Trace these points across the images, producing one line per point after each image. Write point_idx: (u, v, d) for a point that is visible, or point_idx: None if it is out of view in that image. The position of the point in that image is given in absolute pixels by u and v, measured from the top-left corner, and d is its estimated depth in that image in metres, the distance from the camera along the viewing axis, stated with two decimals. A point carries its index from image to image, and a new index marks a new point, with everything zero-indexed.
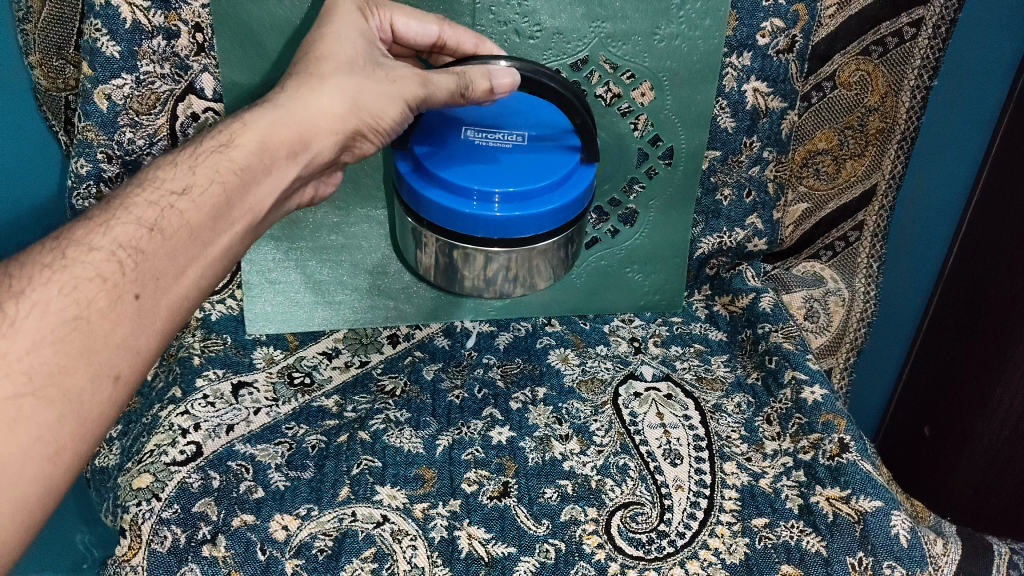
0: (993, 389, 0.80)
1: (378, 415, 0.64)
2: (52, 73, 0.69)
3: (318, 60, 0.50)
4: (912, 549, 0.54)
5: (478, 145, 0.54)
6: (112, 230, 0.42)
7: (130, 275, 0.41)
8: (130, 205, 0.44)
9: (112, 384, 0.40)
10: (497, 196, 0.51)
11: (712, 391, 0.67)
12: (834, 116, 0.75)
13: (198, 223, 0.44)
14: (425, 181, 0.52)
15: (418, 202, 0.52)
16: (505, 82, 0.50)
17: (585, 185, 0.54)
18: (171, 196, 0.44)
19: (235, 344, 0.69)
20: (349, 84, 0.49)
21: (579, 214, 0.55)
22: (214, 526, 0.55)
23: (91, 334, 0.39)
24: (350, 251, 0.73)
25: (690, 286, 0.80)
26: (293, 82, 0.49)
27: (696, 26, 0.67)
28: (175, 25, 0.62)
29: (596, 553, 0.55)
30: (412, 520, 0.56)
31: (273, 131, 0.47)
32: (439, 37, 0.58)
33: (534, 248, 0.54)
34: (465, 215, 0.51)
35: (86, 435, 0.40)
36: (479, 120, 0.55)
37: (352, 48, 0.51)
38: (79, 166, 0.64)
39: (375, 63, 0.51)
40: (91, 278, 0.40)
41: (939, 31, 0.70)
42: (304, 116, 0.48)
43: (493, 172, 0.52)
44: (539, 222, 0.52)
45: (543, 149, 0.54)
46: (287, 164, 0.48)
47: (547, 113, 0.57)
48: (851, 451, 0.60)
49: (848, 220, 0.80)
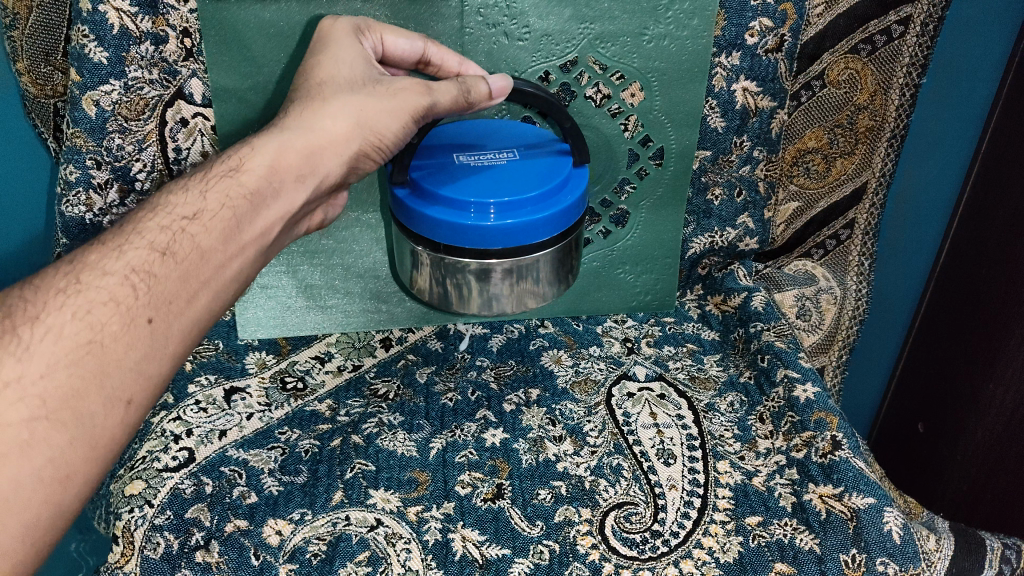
0: (985, 385, 0.80)
1: (371, 419, 0.64)
2: (40, 80, 0.69)
3: (319, 84, 0.51)
4: (904, 544, 0.54)
5: (474, 164, 0.56)
6: (126, 254, 0.43)
7: (143, 299, 0.42)
8: (142, 229, 0.44)
9: (124, 408, 0.40)
10: (516, 202, 0.52)
11: (705, 390, 0.68)
12: (824, 115, 0.75)
13: (209, 246, 0.45)
14: (425, 202, 0.53)
15: (435, 226, 0.53)
16: (501, 86, 0.54)
17: (586, 182, 0.56)
18: (182, 220, 0.45)
19: (227, 349, 0.70)
20: (353, 103, 0.50)
21: (577, 220, 0.56)
22: (207, 531, 0.54)
23: (105, 357, 0.40)
24: (341, 254, 0.71)
25: (682, 286, 0.81)
26: (297, 105, 0.50)
27: (685, 25, 0.66)
28: (163, 30, 0.61)
29: (591, 554, 0.54)
30: (405, 523, 0.56)
31: (281, 154, 0.48)
32: (425, 54, 0.59)
33: (532, 257, 0.55)
34: (486, 228, 0.52)
35: (97, 458, 0.40)
36: (468, 147, 0.57)
37: (351, 70, 0.52)
38: (68, 173, 0.64)
39: (374, 80, 0.52)
40: (105, 301, 0.41)
41: (927, 28, 0.71)
42: (311, 137, 0.49)
43: (501, 184, 0.53)
44: (538, 226, 0.53)
45: (540, 156, 0.57)
46: (295, 187, 0.49)
47: (531, 134, 0.59)
48: (843, 449, 0.60)
49: (838, 219, 0.81)
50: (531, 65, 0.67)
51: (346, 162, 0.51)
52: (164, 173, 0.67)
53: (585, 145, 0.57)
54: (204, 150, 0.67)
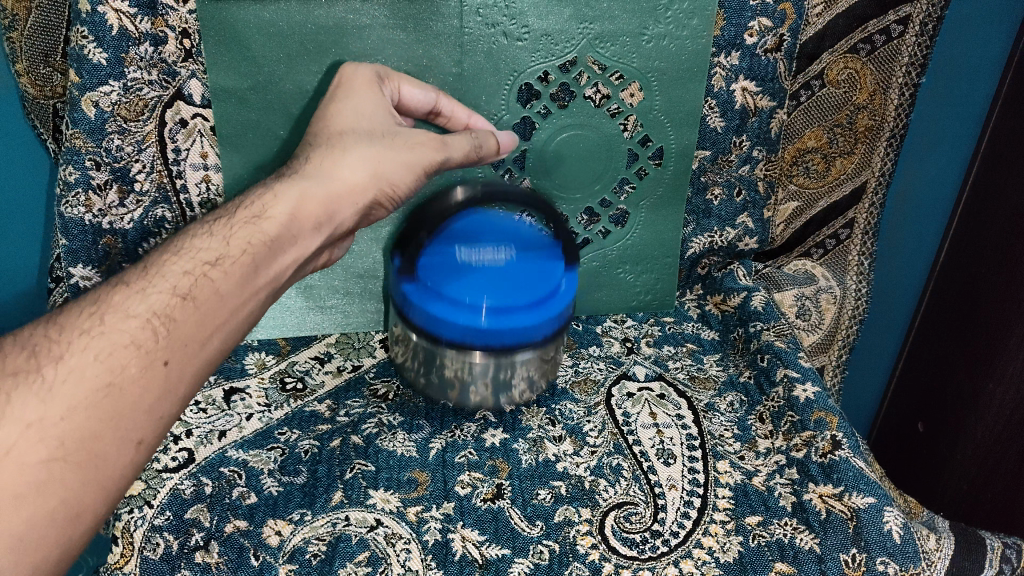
0: (985, 384, 0.80)
1: (371, 419, 0.64)
2: (40, 81, 0.69)
3: (339, 134, 0.53)
4: (904, 544, 0.54)
5: (471, 254, 0.60)
6: (148, 297, 0.42)
7: (163, 341, 0.41)
8: (165, 272, 0.44)
9: (135, 450, 0.40)
10: (509, 311, 0.58)
11: (704, 390, 0.68)
12: (824, 115, 0.75)
13: (226, 290, 0.45)
14: (426, 296, 0.59)
15: (433, 322, 0.59)
16: (508, 141, 0.66)
17: (573, 281, 0.62)
18: (204, 265, 0.45)
19: (227, 349, 0.70)
20: (372, 154, 0.52)
21: (563, 317, 0.62)
22: (207, 532, 0.54)
23: (124, 399, 0.39)
24: (340, 255, 0.71)
25: (682, 286, 0.81)
26: (317, 152, 0.52)
27: (683, 25, 0.66)
28: (162, 31, 0.61)
29: (590, 554, 0.54)
30: (405, 523, 0.56)
31: (302, 202, 0.49)
32: (437, 105, 0.63)
33: (519, 356, 0.61)
34: (482, 327, 0.58)
35: (105, 498, 0.39)
36: (470, 233, 0.62)
37: (368, 122, 0.54)
38: (68, 174, 0.64)
39: (391, 132, 0.55)
40: (126, 344, 0.40)
41: (927, 28, 0.71)
42: (335, 188, 0.51)
43: (496, 282, 0.58)
44: (527, 335, 0.59)
45: (534, 250, 0.62)
46: (312, 234, 0.50)
47: (525, 225, 0.64)
48: (843, 448, 0.60)
49: (837, 218, 0.81)
50: (530, 65, 0.67)
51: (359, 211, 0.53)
52: (163, 174, 0.67)
53: (574, 247, 0.63)
54: (204, 151, 0.67)
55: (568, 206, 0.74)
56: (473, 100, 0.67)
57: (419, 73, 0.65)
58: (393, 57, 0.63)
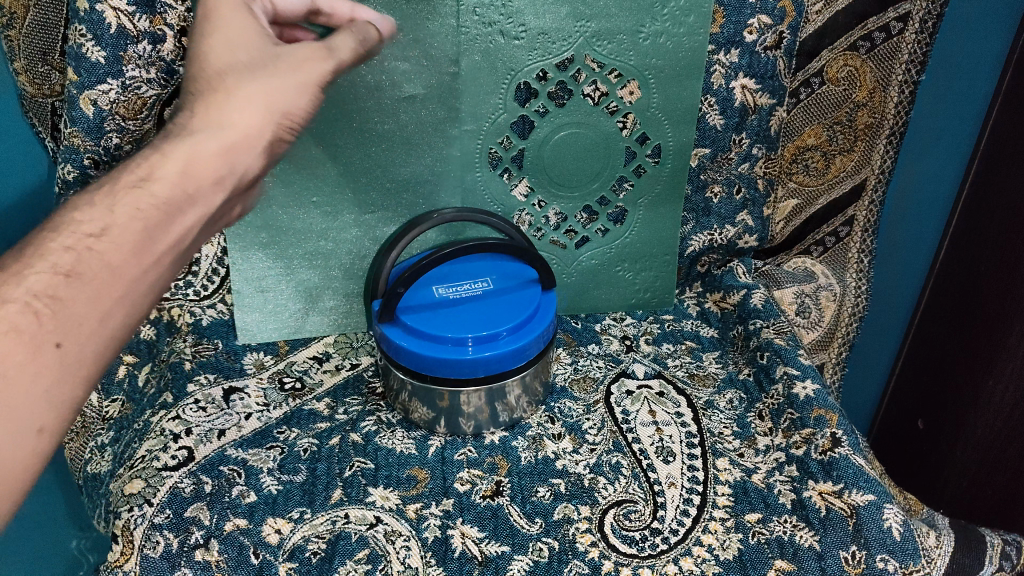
0: (985, 381, 0.80)
1: (369, 417, 0.64)
2: (38, 80, 0.68)
3: (218, 73, 0.51)
4: (905, 542, 0.54)
5: (453, 298, 0.62)
6: (26, 279, 0.41)
7: (48, 325, 0.41)
8: (46, 251, 0.43)
9: (36, 437, 0.40)
10: (492, 337, 0.59)
11: (703, 388, 0.68)
12: (823, 112, 0.75)
13: (120, 261, 0.45)
14: (410, 335, 0.60)
15: (421, 361, 0.59)
16: (388, 25, 0.61)
17: (553, 309, 0.64)
18: (88, 238, 0.44)
19: (226, 349, 0.70)
20: (259, 91, 0.51)
21: (547, 345, 0.63)
22: (207, 530, 0.54)
23: (7, 389, 0.39)
24: (339, 255, 0.71)
25: (681, 284, 0.81)
26: (200, 101, 0.50)
27: (681, 23, 0.66)
28: (160, 29, 0.61)
29: (590, 552, 0.54)
30: (405, 520, 0.56)
31: (194, 158, 0.49)
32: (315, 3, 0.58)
33: (507, 381, 0.61)
34: (469, 357, 0.58)
35: (8, 492, 0.40)
36: (446, 279, 0.64)
37: (247, 50, 0.52)
38: (66, 173, 0.64)
39: (272, 54, 0.52)
40: (6, 332, 0.39)
41: (926, 25, 0.71)
42: (230, 137, 0.51)
43: (478, 318, 0.60)
44: (513, 358, 0.60)
45: (512, 288, 0.64)
46: (214, 188, 0.51)
47: (505, 265, 0.66)
48: (843, 446, 0.59)
49: (837, 216, 0.81)
50: (527, 63, 0.66)
51: (261, 150, 0.54)
52: None
53: (551, 274, 0.65)
54: None
55: (566, 205, 0.74)
56: (471, 99, 0.67)
57: (417, 71, 0.65)
58: (390, 56, 0.63)
